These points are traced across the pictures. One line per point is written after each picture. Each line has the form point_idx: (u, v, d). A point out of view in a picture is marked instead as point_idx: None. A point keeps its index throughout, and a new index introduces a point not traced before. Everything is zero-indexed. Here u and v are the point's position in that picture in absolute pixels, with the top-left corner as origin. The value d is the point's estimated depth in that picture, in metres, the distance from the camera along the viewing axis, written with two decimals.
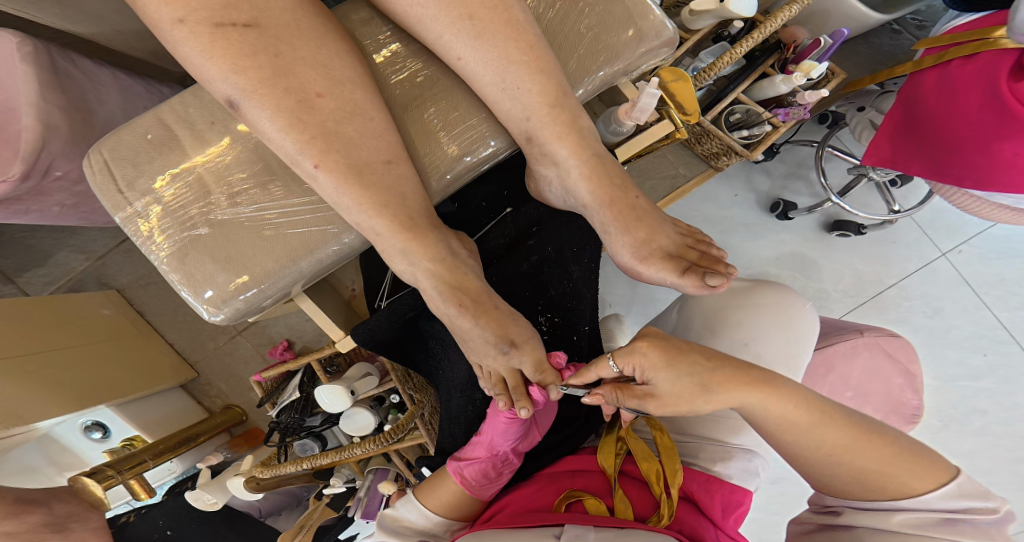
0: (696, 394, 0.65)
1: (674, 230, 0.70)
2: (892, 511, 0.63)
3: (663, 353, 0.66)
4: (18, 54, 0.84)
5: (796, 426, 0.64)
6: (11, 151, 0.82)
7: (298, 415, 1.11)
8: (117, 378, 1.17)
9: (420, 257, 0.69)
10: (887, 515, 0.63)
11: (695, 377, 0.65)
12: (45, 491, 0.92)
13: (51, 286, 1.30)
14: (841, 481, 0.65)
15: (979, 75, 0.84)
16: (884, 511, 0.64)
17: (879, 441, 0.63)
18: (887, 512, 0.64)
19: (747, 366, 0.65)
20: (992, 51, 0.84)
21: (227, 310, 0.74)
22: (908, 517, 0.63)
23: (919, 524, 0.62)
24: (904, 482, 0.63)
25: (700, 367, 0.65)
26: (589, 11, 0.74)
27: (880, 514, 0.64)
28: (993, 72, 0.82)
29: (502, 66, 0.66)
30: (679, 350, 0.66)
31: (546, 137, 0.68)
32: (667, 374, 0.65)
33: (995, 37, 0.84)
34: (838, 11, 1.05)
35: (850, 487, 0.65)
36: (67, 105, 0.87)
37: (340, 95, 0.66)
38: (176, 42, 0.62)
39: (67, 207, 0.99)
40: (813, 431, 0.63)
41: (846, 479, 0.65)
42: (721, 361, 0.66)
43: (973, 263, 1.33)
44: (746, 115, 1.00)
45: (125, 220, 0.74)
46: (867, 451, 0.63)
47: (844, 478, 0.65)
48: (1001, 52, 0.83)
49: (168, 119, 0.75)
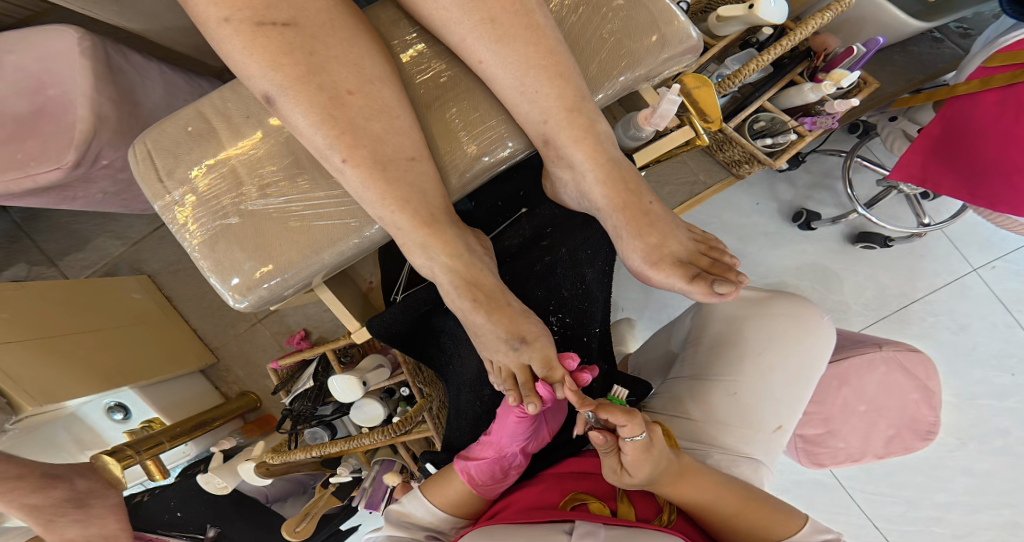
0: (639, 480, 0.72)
1: (688, 236, 0.71)
2: None
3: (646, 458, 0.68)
4: (76, 50, 0.89)
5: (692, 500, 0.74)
6: (66, 140, 0.87)
7: (311, 404, 1.14)
8: (143, 362, 1.21)
9: (439, 252, 0.71)
10: None
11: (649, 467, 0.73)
12: (70, 466, 0.95)
13: (89, 270, 1.36)
14: (716, 530, 0.76)
15: None
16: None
17: (756, 506, 0.75)
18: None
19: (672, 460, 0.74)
20: None
21: (252, 298, 0.77)
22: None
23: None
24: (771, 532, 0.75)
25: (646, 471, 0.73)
26: (612, 16, 0.75)
27: None
28: None
29: (523, 71, 0.67)
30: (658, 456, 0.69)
31: (563, 141, 0.69)
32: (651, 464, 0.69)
33: None
34: (874, 20, 1.03)
35: (724, 532, 0.76)
36: (118, 99, 0.92)
37: (369, 93, 0.68)
38: (219, 40, 0.65)
39: (110, 195, 1.04)
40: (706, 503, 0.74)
41: (716, 527, 0.76)
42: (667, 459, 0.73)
43: (1004, 280, 1.30)
44: (771, 124, 0.97)
45: (163, 209, 0.78)
46: (742, 507, 0.75)
47: (720, 531, 0.76)
48: None
49: (206, 112, 0.78)
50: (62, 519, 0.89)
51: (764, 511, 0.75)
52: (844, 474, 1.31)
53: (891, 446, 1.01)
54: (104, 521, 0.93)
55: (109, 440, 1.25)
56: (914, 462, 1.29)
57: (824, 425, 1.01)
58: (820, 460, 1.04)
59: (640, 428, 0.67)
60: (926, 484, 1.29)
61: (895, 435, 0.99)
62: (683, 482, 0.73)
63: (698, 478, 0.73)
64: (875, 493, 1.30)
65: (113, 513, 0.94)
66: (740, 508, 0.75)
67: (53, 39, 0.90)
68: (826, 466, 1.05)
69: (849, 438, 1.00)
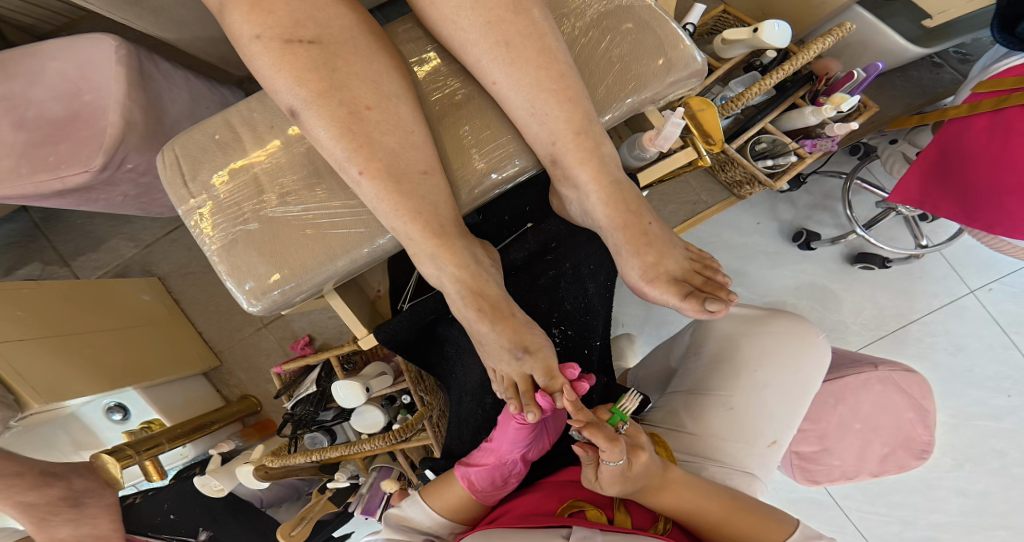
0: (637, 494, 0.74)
1: (684, 255, 0.73)
2: None
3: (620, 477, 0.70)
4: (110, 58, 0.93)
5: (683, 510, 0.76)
6: (96, 145, 0.91)
7: (312, 408, 1.16)
8: (147, 363, 1.22)
9: (447, 262, 0.73)
10: None
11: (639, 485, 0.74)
12: (69, 465, 0.97)
13: (101, 270, 1.39)
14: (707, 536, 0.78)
15: None
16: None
17: (747, 514, 0.77)
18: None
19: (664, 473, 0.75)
20: None
21: (265, 302, 0.80)
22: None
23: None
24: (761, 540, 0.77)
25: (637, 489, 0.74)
26: (621, 39, 0.78)
27: None
28: None
29: (534, 93, 0.70)
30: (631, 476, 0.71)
31: (569, 161, 0.72)
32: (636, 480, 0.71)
33: None
34: (875, 44, 1.06)
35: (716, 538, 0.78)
36: (146, 106, 0.95)
37: (386, 109, 0.71)
38: (251, 55, 0.69)
39: (131, 198, 1.07)
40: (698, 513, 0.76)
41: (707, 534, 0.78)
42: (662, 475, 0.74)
43: (1002, 302, 1.32)
44: (772, 145, 0.99)
45: (186, 213, 0.82)
46: (732, 513, 0.77)
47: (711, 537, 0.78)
48: None
49: (233, 121, 0.82)
50: (55, 518, 0.91)
51: (752, 516, 0.77)
52: (839, 493, 1.32)
53: (886, 465, 1.02)
54: (98, 521, 0.94)
55: (105, 441, 1.24)
56: (910, 481, 1.30)
57: (819, 442, 1.03)
58: (815, 477, 1.05)
59: (619, 456, 0.68)
60: (921, 504, 1.30)
61: (890, 453, 1.00)
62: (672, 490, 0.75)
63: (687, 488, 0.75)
64: (870, 511, 1.32)
65: (107, 514, 0.96)
66: (730, 514, 0.77)
67: (89, 47, 0.95)
68: (821, 484, 1.06)
69: (844, 456, 1.02)
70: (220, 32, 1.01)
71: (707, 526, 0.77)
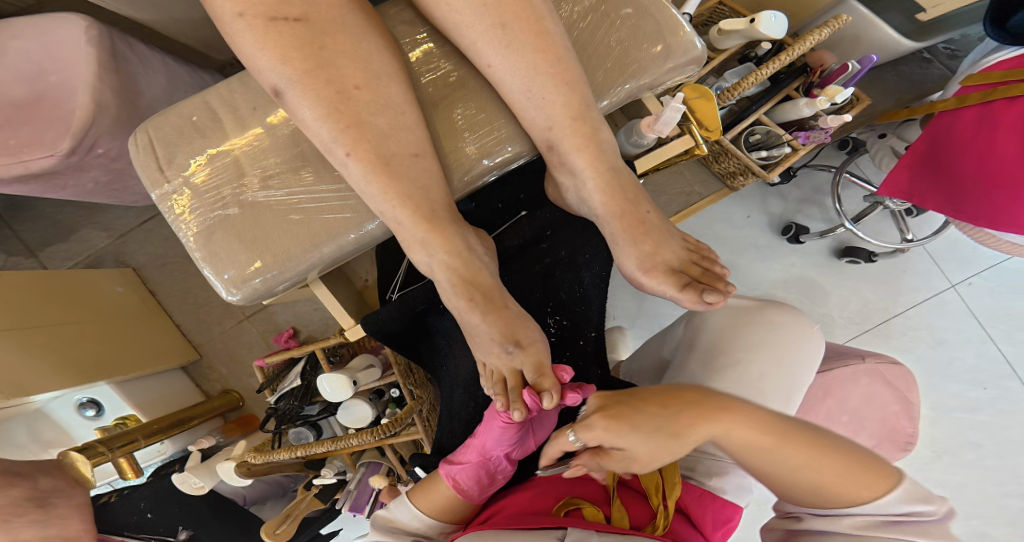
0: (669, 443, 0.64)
1: (681, 246, 0.71)
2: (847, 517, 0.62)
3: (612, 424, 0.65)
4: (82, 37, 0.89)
5: (743, 444, 0.62)
6: (62, 127, 0.86)
7: (297, 403, 1.12)
8: (121, 356, 1.18)
9: (438, 249, 0.71)
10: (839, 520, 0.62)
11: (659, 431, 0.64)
12: (35, 465, 0.92)
13: (72, 261, 1.34)
14: (778, 487, 0.64)
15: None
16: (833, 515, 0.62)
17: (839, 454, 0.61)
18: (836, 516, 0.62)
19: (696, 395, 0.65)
20: None
21: (245, 291, 0.77)
22: (861, 520, 0.61)
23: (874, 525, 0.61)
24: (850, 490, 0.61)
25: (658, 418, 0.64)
26: (621, 25, 0.76)
27: (833, 520, 0.62)
28: None
29: (530, 76, 0.68)
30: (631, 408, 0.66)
31: (566, 147, 0.70)
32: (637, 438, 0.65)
33: None
34: (869, 38, 1.05)
35: (785, 491, 0.64)
36: (119, 88, 0.91)
37: (376, 89, 0.68)
38: (233, 34, 0.66)
39: (102, 185, 1.02)
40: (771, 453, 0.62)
41: (776, 482, 0.64)
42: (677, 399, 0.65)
43: (982, 296, 1.33)
44: (766, 137, 0.98)
45: (161, 198, 0.78)
46: (817, 461, 0.61)
47: (799, 485, 0.62)
48: None
49: (213, 103, 0.79)
50: (18, 519, 0.83)
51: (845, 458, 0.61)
52: None
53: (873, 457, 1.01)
54: (67, 522, 0.90)
55: (78, 438, 1.19)
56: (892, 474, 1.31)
57: None
58: None
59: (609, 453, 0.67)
60: None
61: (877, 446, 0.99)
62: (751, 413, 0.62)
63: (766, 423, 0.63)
64: None
65: (78, 514, 0.91)
66: (811, 454, 0.61)
67: (58, 26, 0.90)
68: None
69: None
70: (200, 14, 0.98)
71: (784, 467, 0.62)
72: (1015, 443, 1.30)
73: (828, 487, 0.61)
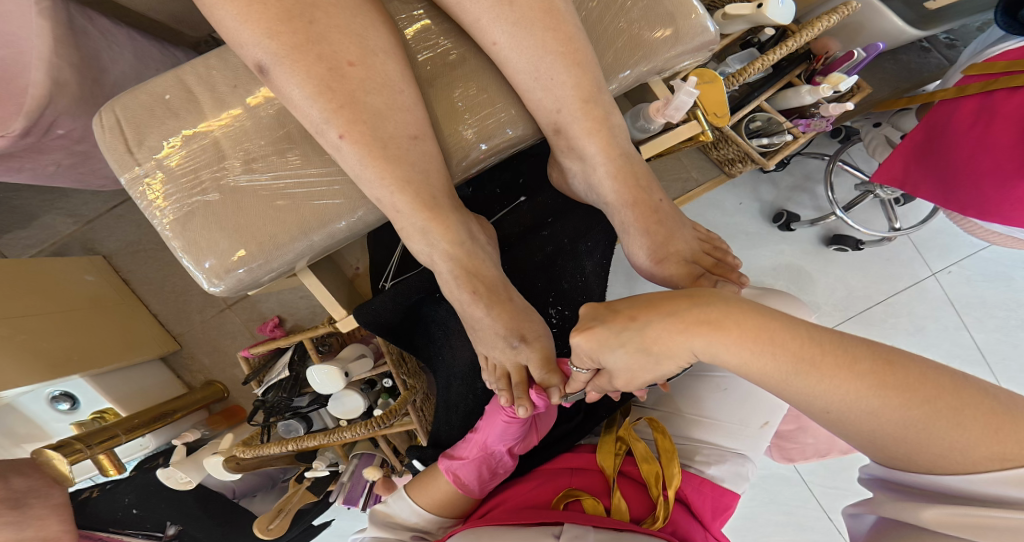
0: (643, 361, 0.60)
1: (693, 235, 0.70)
2: (926, 505, 0.56)
3: (592, 340, 0.60)
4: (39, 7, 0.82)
5: (763, 371, 0.56)
6: (14, 106, 0.80)
7: (286, 395, 1.08)
8: (95, 348, 1.12)
9: (439, 237, 0.68)
10: (919, 509, 0.56)
11: (629, 344, 0.59)
12: (7, 465, 0.87)
13: (33, 249, 1.27)
14: (887, 447, 0.55)
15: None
16: (916, 501, 0.57)
17: (906, 390, 0.53)
18: (917, 505, 0.56)
19: (687, 305, 0.58)
20: None
21: (228, 282, 0.73)
22: (942, 513, 0.54)
23: (958, 520, 0.54)
24: (938, 439, 0.53)
25: (631, 331, 0.59)
26: (631, 5, 0.74)
27: (912, 506, 0.57)
28: None
29: (538, 56, 0.65)
30: (608, 329, 0.60)
31: (575, 132, 0.67)
32: (612, 354, 0.60)
33: None
34: (872, 26, 1.03)
35: (899, 453, 0.55)
36: (80, 64, 0.84)
37: (371, 66, 0.64)
38: (213, 6, 0.61)
39: (65, 167, 0.96)
40: (798, 378, 0.55)
41: (885, 443, 0.55)
42: (656, 308, 0.59)
43: (960, 284, 1.36)
44: (767, 124, 0.96)
45: (130, 182, 0.73)
46: (935, 410, 0.52)
47: (882, 435, 0.55)
48: None
49: (189, 81, 0.74)
50: None
51: (908, 391, 0.53)
52: (805, 469, 1.35)
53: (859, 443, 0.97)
54: (44, 523, 0.85)
55: (53, 434, 1.14)
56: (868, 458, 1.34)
57: (795, 421, 0.96)
58: (790, 456, 1.00)
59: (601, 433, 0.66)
60: None
61: None
62: (764, 346, 0.56)
63: (852, 365, 0.54)
64: (833, 487, 1.35)
65: (56, 515, 0.86)
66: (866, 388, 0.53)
67: None
68: (795, 462, 1.01)
69: (818, 435, 0.96)
70: None
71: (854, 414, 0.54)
72: None
73: (901, 433, 0.54)
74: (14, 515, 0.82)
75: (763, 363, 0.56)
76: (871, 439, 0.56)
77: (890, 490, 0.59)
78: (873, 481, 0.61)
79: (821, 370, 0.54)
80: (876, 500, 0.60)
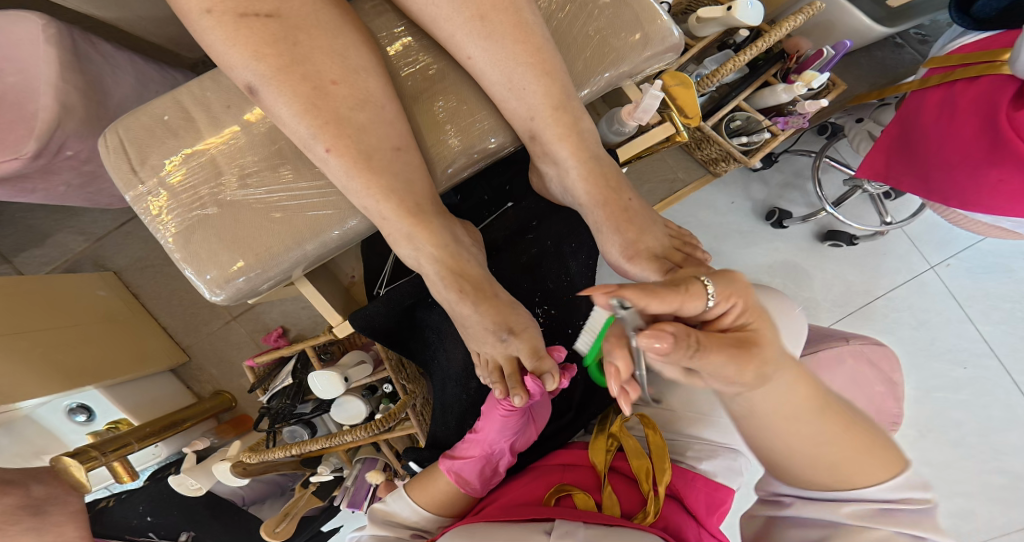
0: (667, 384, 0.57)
1: (664, 232, 0.72)
2: (840, 503, 0.60)
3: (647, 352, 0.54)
4: (42, 34, 0.86)
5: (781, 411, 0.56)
6: (25, 129, 0.84)
7: (289, 402, 1.12)
8: (108, 360, 1.16)
9: (424, 242, 0.71)
10: (835, 506, 0.60)
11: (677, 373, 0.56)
12: (26, 473, 0.91)
13: (48, 267, 1.32)
14: (805, 474, 0.61)
15: (983, 98, 0.84)
16: (829, 502, 0.61)
17: (847, 435, 0.59)
18: (834, 503, 0.61)
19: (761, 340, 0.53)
20: (996, 75, 0.83)
21: (228, 291, 0.76)
22: (854, 509, 0.60)
23: (868, 514, 0.59)
24: (855, 471, 0.60)
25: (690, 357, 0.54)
26: (599, 13, 0.76)
27: (830, 504, 0.61)
28: (995, 98, 0.82)
29: (511, 67, 0.68)
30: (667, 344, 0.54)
31: (548, 137, 0.70)
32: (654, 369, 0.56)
33: (1003, 60, 0.82)
34: (842, 23, 1.06)
35: (818, 481, 0.61)
36: (84, 87, 0.89)
37: (353, 83, 0.68)
38: (200, 31, 0.65)
39: (74, 188, 1.01)
40: (793, 421, 0.57)
41: (804, 470, 0.60)
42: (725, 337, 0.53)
43: (959, 277, 1.36)
44: (746, 123, 0.99)
45: (135, 199, 0.77)
46: (859, 450, 0.59)
47: (806, 470, 0.60)
48: (1006, 79, 0.82)
49: (184, 101, 0.78)
50: (15, 527, 0.83)
51: (850, 438, 0.59)
52: None
53: None
54: (62, 529, 0.88)
55: (70, 444, 1.19)
56: None
57: None
58: None
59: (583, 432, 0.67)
60: None
61: None
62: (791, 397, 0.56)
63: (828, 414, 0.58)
64: None
65: (73, 520, 0.90)
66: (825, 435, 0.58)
67: (12, 23, 0.87)
68: None
69: None
70: (168, 12, 0.97)
71: (794, 449, 0.59)
72: (998, 421, 1.32)
73: (823, 466, 0.60)
74: (35, 520, 0.86)
75: (778, 406, 0.56)
76: (797, 471, 0.61)
77: (804, 505, 0.62)
78: (783, 492, 0.65)
79: (812, 417, 0.57)
80: (793, 507, 0.63)
